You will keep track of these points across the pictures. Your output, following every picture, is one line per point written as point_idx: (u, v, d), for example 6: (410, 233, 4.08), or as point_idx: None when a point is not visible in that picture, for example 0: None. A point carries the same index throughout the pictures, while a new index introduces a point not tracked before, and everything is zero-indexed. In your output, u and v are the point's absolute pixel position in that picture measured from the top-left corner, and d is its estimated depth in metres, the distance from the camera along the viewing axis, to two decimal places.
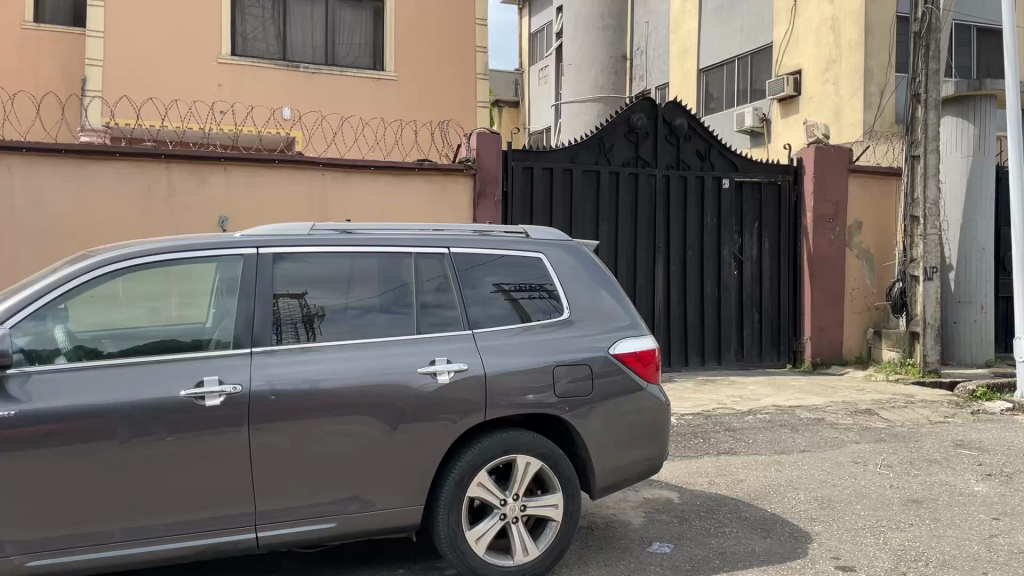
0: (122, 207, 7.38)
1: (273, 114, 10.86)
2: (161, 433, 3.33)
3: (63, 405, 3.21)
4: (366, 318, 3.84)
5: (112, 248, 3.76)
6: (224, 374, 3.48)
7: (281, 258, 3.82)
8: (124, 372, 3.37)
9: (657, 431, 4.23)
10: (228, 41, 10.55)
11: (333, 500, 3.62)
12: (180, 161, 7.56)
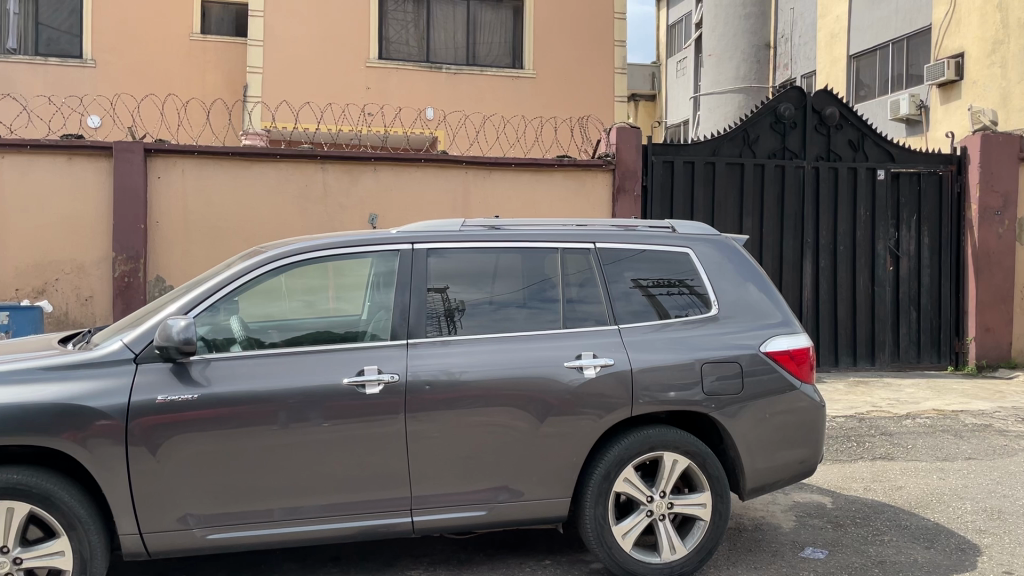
0: (281, 206, 7.84)
1: (417, 115, 11.18)
2: (318, 419, 3.51)
3: (239, 390, 3.45)
4: (507, 313, 3.91)
5: (279, 244, 4.00)
6: (383, 363, 3.63)
7: (432, 254, 3.94)
8: (292, 361, 3.57)
9: (812, 433, 4.08)
10: (375, 45, 10.98)
11: (481, 489, 3.71)
12: (334, 161, 7.94)
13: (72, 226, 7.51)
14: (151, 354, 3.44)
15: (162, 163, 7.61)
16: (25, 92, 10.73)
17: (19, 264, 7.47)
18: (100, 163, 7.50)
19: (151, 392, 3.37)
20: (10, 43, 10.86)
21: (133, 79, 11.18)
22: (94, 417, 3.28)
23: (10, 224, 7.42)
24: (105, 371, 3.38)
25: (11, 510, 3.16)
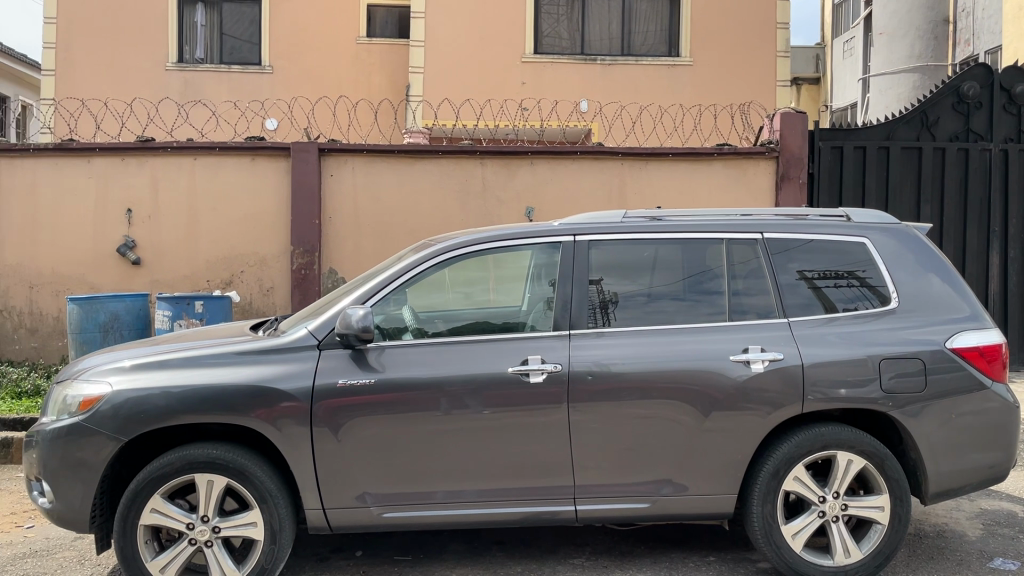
0: (443, 201, 8.12)
1: (573, 108, 11.21)
2: (479, 407, 3.60)
3: (410, 376, 3.59)
4: (658, 305, 3.86)
5: (447, 236, 4.13)
6: (546, 353, 3.68)
7: (594, 245, 3.95)
8: (458, 349, 3.68)
9: (1005, 435, 3.79)
10: (531, 40, 11.12)
11: (644, 481, 3.70)
12: (493, 156, 8.11)
13: (256, 222, 8.13)
14: (332, 341, 3.65)
15: (334, 161, 8.06)
16: (213, 98, 11.65)
17: (210, 257, 8.16)
18: (279, 162, 8.07)
19: (332, 376, 3.58)
20: (199, 53, 11.81)
21: (306, 83, 11.86)
22: (281, 398, 3.52)
23: (203, 220, 8.14)
24: (291, 356, 3.62)
25: (210, 482, 3.44)
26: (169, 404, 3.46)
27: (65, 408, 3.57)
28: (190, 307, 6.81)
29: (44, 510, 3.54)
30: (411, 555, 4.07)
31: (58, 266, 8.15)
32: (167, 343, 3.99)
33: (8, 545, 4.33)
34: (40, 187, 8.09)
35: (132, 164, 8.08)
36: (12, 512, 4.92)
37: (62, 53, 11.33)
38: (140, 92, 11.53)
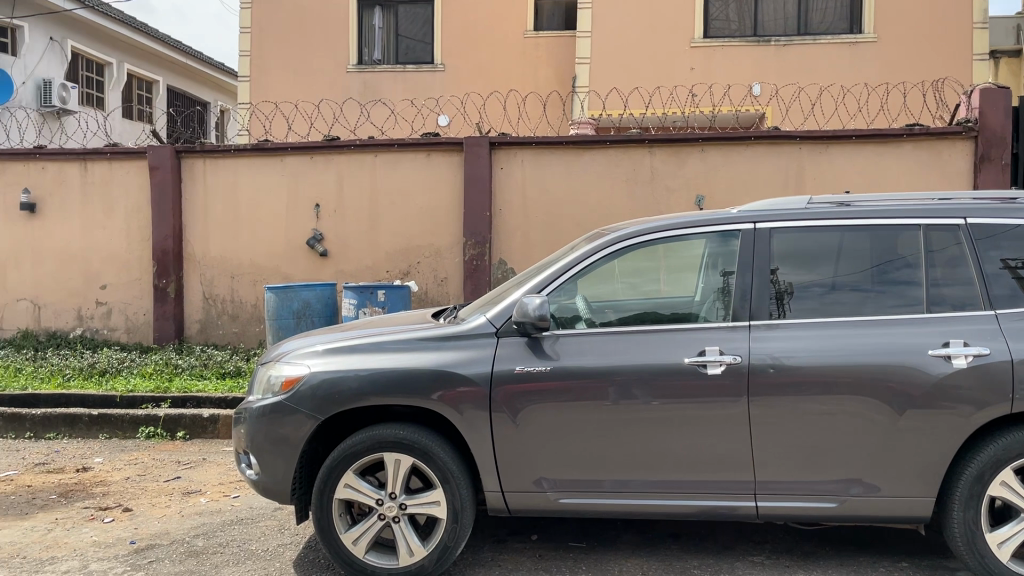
0: (612, 191, 8.12)
1: (745, 92, 10.84)
2: (649, 398, 3.57)
3: (584, 365, 3.61)
4: (837, 296, 3.68)
5: (622, 225, 4.12)
6: (725, 345, 3.58)
7: (775, 233, 3.81)
8: (633, 338, 3.66)
9: None
10: (700, 24, 10.86)
11: (830, 480, 3.53)
12: (662, 144, 8.01)
13: (431, 215, 8.50)
14: (510, 329, 3.74)
15: (504, 154, 8.27)
16: (390, 97, 12.21)
17: (389, 249, 8.62)
18: (452, 157, 8.38)
19: (510, 362, 3.66)
20: (376, 55, 12.40)
21: (476, 79, 12.17)
22: (462, 382, 3.64)
23: (382, 214, 8.60)
24: (472, 342, 3.73)
25: (397, 462, 3.62)
26: (360, 386, 3.66)
27: (269, 387, 3.88)
28: (374, 296, 7.23)
29: (250, 481, 3.86)
30: (585, 542, 4.11)
31: (255, 258, 8.87)
32: (357, 329, 4.24)
33: (219, 511, 4.76)
34: (239, 185, 8.82)
35: (319, 162, 8.66)
36: (220, 482, 5.41)
37: (256, 60, 12.26)
38: (324, 94, 12.28)
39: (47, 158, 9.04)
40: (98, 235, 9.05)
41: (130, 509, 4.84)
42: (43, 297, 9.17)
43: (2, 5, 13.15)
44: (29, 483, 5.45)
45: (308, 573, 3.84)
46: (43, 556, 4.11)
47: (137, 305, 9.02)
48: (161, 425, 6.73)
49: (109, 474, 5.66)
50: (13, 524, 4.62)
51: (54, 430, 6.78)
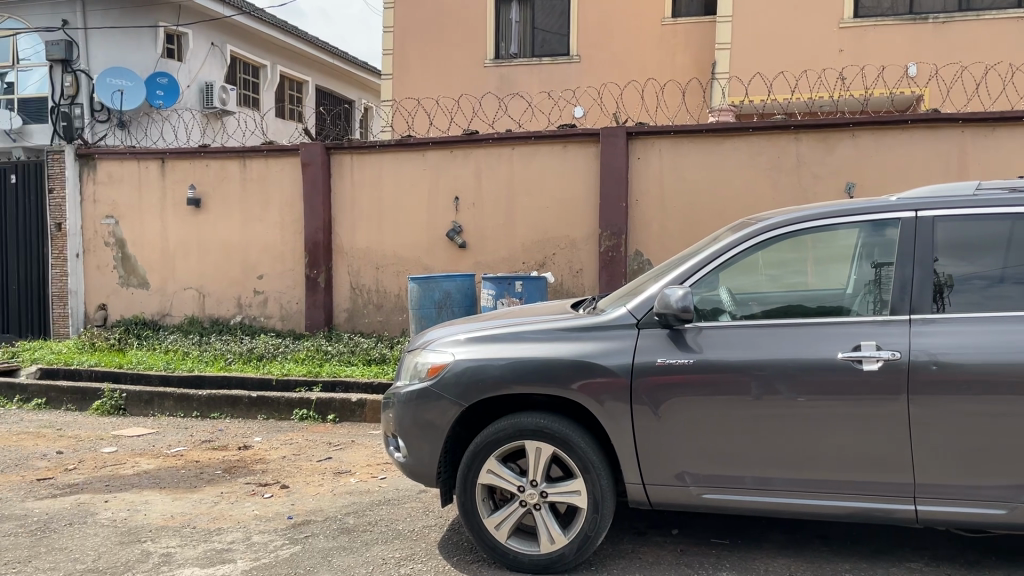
0: (754, 179, 7.91)
1: (901, 73, 10.28)
2: (797, 394, 3.45)
3: (729, 358, 3.53)
4: (1006, 289, 3.43)
5: (768, 215, 3.99)
6: (882, 339, 3.41)
7: (939, 221, 3.59)
8: (782, 332, 3.54)
9: None
10: (850, 4, 10.34)
11: (1000, 485, 3.30)
12: (809, 130, 7.72)
13: (567, 205, 8.56)
14: (651, 320, 3.70)
15: (642, 144, 8.23)
16: (526, 91, 12.34)
17: (526, 241, 8.75)
18: (590, 148, 8.41)
19: (651, 354, 3.63)
20: (513, 49, 12.53)
21: (613, 69, 12.11)
22: (602, 373, 3.63)
23: (520, 205, 8.73)
24: (614, 333, 3.72)
25: (538, 449, 3.66)
26: (502, 374, 3.73)
27: (415, 373, 4.02)
28: (511, 287, 7.41)
29: (398, 463, 4.02)
30: (729, 539, 4.03)
31: (398, 249, 9.20)
32: (498, 318, 4.31)
33: (369, 492, 4.98)
34: (383, 179, 9.17)
35: (458, 156, 8.88)
36: (368, 463, 5.66)
37: (398, 59, 12.67)
38: (463, 89, 12.54)
39: (210, 157, 9.69)
40: (255, 229, 9.62)
41: (287, 486, 5.14)
42: (207, 287, 9.85)
43: (169, 14, 14.20)
44: (198, 459, 5.89)
45: (453, 555, 3.96)
46: (211, 527, 4.43)
47: (290, 295, 9.55)
48: (313, 407, 7.11)
49: (267, 452, 6.03)
50: (184, 496, 5.00)
51: (218, 410, 7.29)
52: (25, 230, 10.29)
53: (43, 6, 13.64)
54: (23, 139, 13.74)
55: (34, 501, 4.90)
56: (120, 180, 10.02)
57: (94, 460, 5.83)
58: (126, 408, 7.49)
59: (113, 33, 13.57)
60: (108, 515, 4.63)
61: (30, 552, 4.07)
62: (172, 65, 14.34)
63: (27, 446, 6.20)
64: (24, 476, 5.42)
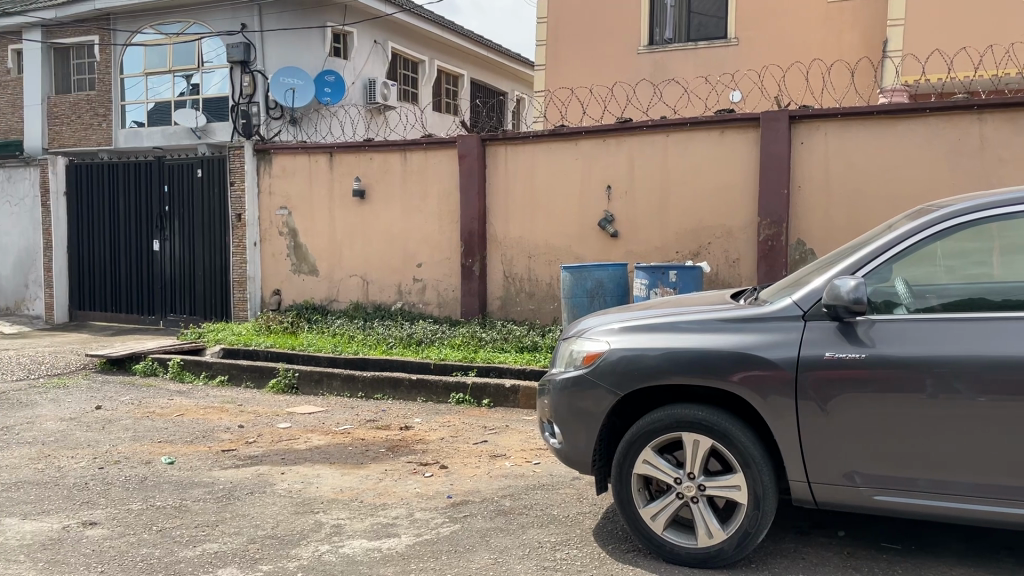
0: (929, 163, 7.46)
1: None
2: (978, 394, 3.22)
3: (904, 353, 3.33)
4: None
5: (949, 201, 3.72)
6: None
7: None
8: (964, 326, 3.31)
9: None
10: None
11: None
12: (995, 109, 7.19)
13: (724, 192, 8.35)
14: (819, 312, 3.55)
15: (806, 128, 7.91)
16: (681, 76, 12.10)
17: (681, 229, 8.61)
18: (749, 134, 8.16)
19: (818, 348, 3.48)
20: (668, 34, 12.26)
21: (773, 51, 11.65)
22: (763, 365, 3.52)
23: (675, 194, 8.59)
24: (777, 324, 3.60)
25: (696, 442, 3.60)
26: (659, 364, 3.69)
27: (571, 361, 4.06)
28: (665, 278, 7.41)
29: (553, 449, 4.07)
30: (901, 544, 3.82)
31: (550, 238, 9.29)
32: (655, 307, 4.27)
33: (523, 476, 5.09)
34: (537, 169, 9.28)
35: (612, 145, 8.85)
36: (523, 448, 5.78)
37: (551, 49, 12.74)
38: (617, 77, 12.44)
39: (374, 150, 10.14)
40: (414, 218, 9.99)
41: (446, 467, 5.33)
42: (370, 274, 10.33)
43: (336, 14, 14.92)
44: (364, 437, 6.21)
45: (608, 542, 3.98)
46: (377, 502, 4.66)
47: (447, 283, 9.86)
48: (469, 392, 7.32)
49: (427, 434, 6.27)
50: (353, 472, 5.29)
51: (381, 391, 7.64)
52: (210, 221, 11.17)
53: (224, 12, 14.68)
54: (207, 136, 14.97)
55: (220, 470, 5.34)
56: (293, 173, 10.67)
57: (271, 435, 6.27)
58: (298, 387, 8.00)
59: (286, 35, 14.46)
60: (285, 486, 4.98)
61: (217, 517, 4.44)
62: (339, 62, 15.13)
63: (213, 420, 6.74)
64: (211, 447, 5.91)
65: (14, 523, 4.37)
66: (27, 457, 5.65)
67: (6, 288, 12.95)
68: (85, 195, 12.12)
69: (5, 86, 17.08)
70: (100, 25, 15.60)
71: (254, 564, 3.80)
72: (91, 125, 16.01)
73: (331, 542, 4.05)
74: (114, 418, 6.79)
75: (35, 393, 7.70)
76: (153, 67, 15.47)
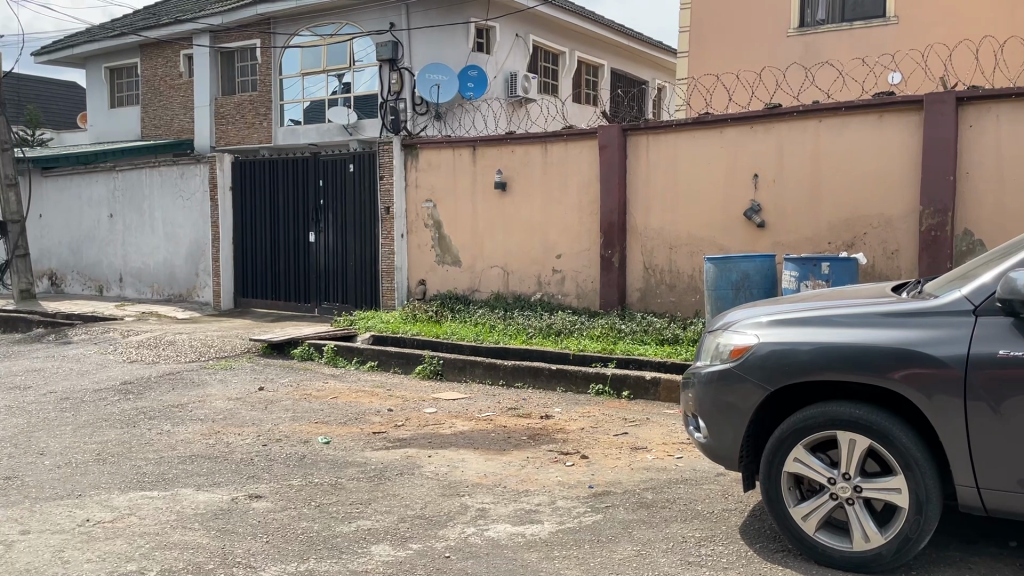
0: None
1: None
2: None
3: None
4: None
5: None
6: None
7: None
8: None
9: None
10: None
11: None
12: None
13: (881, 180, 7.98)
14: (992, 307, 3.32)
15: (975, 110, 7.43)
16: (835, 58, 11.54)
17: (833, 219, 8.26)
18: (911, 117, 7.74)
19: (991, 344, 3.25)
20: (820, 15, 11.71)
21: (938, 29, 10.93)
22: (928, 363, 3.33)
23: (827, 182, 8.25)
24: (944, 319, 3.39)
25: (852, 442, 3.45)
26: (814, 359, 3.55)
27: (717, 355, 3.97)
28: (817, 269, 7.23)
29: (699, 444, 4.00)
30: None
31: (693, 229, 9.11)
32: (806, 299, 4.10)
33: (666, 470, 5.04)
34: (679, 159, 9.13)
35: (759, 132, 8.59)
36: (665, 442, 5.71)
37: (695, 35, 12.45)
38: (765, 62, 12.02)
39: (516, 142, 10.29)
40: (555, 209, 10.06)
41: (587, 457, 5.35)
42: (511, 265, 10.49)
43: (479, 9, 15.17)
44: (506, 424, 6.33)
45: (756, 541, 3.88)
46: (520, 489, 4.75)
47: (586, 274, 9.87)
48: (609, 383, 7.32)
49: (567, 423, 6.32)
50: (495, 458, 5.41)
51: (522, 380, 7.76)
52: (360, 213, 11.65)
53: (374, 11, 15.28)
54: (357, 133, 15.72)
55: (372, 451, 5.59)
56: (438, 167, 10.99)
57: (418, 419, 6.50)
58: (443, 373, 8.24)
59: (433, 32, 14.94)
60: (431, 469, 5.15)
61: (370, 495, 4.66)
62: (482, 57, 15.40)
63: (364, 403, 7.06)
64: (363, 429, 6.20)
65: (190, 493, 4.76)
66: (200, 433, 6.12)
67: (180, 277, 14.05)
68: (248, 190, 12.95)
69: (178, 89, 18.45)
70: (261, 29, 16.58)
71: (405, 542, 3.96)
72: (254, 124, 17.11)
73: (476, 525, 4.17)
74: (275, 398, 7.25)
75: (205, 374, 8.33)
76: (309, 67, 16.32)
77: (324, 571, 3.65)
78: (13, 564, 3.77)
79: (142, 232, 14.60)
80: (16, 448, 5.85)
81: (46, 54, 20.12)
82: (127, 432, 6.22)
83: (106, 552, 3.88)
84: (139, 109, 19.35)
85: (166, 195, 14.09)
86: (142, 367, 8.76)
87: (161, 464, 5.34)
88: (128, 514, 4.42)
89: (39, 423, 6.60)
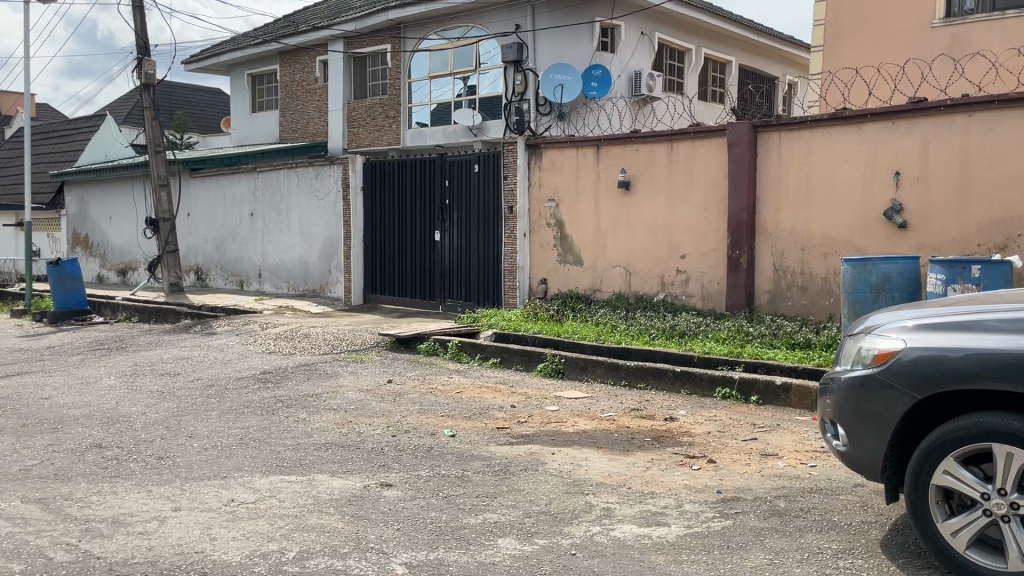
0: None
1: None
2: None
3: None
4: None
5: None
6: None
7: None
8: None
9: None
10: None
11: None
12: None
13: None
14: None
15: None
16: (985, 49, 10.82)
17: (983, 221, 7.78)
18: None
19: None
20: (969, 4, 11.02)
21: None
22: None
23: (975, 182, 7.80)
24: None
25: (1010, 455, 3.21)
26: (966, 367, 3.33)
27: (860, 359, 3.78)
28: (966, 272, 6.85)
29: (837, 452, 3.84)
30: None
31: (828, 230, 8.76)
32: (958, 302, 3.85)
33: (799, 478, 4.85)
34: (814, 155, 8.81)
35: (901, 128, 8.19)
36: (798, 449, 5.51)
37: (831, 29, 11.96)
38: (905, 56, 11.42)
39: (641, 141, 10.19)
40: (681, 208, 9.89)
41: (714, 461, 5.23)
42: (633, 265, 10.38)
43: (606, 8, 15.06)
44: (629, 425, 6.27)
45: (898, 556, 3.68)
46: (645, 490, 4.69)
47: (711, 275, 9.65)
48: (736, 387, 7.13)
49: (692, 426, 6.20)
50: (620, 458, 5.36)
51: (645, 381, 7.65)
52: (484, 211, 11.82)
53: (501, 13, 15.55)
54: (482, 133, 16.04)
55: (496, 445, 5.67)
56: (563, 166, 11.03)
57: (540, 417, 6.52)
58: (564, 372, 8.26)
59: (558, 32, 15.03)
60: (555, 466, 5.16)
61: (497, 489, 4.71)
62: (606, 56, 15.33)
63: (488, 399, 7.17)
64: (487, 424, 6.29)
65: (326, 478, 4.96)
66: (334, 422, 6.37)
67: (314, 273, 14.66)
68: (377, 190, 13.37)
69: (314, 93, 19.28)
70: (392, 34, 17.12)
71: (531, 537, 3.99)
72: (384, 127, 17.69)
73: (602, 524, 4.15)
74: (402, 391, 7.46)
75: (338, 366, 8.68)
76: (437, 70, 16.71)
77: (453, 561, 3.72)
78: (166, 538, 4.03)
79: (279, 229, 15.35)
80: (167, 430, 6.28)
81: (196, 63, 21.46)
82: (267, 419, 6.54)
83: (250, 531, 4.09)
84: (277, 113, 20.36)
85: (303, 194, 14.75)
86: (279, 358, 9.23)
87: (298, 450, 5.60)
88: (271, 496, 4.65)
89: (187, 408, 7.04)
